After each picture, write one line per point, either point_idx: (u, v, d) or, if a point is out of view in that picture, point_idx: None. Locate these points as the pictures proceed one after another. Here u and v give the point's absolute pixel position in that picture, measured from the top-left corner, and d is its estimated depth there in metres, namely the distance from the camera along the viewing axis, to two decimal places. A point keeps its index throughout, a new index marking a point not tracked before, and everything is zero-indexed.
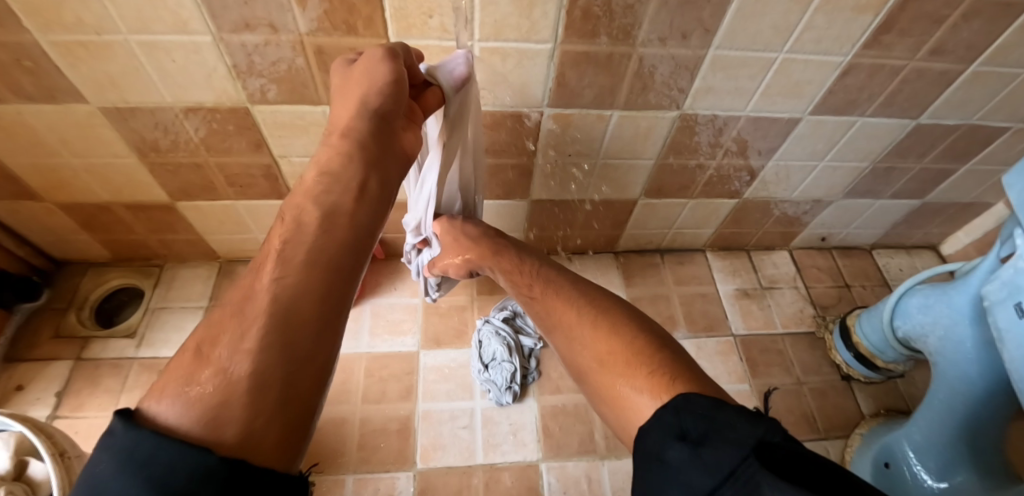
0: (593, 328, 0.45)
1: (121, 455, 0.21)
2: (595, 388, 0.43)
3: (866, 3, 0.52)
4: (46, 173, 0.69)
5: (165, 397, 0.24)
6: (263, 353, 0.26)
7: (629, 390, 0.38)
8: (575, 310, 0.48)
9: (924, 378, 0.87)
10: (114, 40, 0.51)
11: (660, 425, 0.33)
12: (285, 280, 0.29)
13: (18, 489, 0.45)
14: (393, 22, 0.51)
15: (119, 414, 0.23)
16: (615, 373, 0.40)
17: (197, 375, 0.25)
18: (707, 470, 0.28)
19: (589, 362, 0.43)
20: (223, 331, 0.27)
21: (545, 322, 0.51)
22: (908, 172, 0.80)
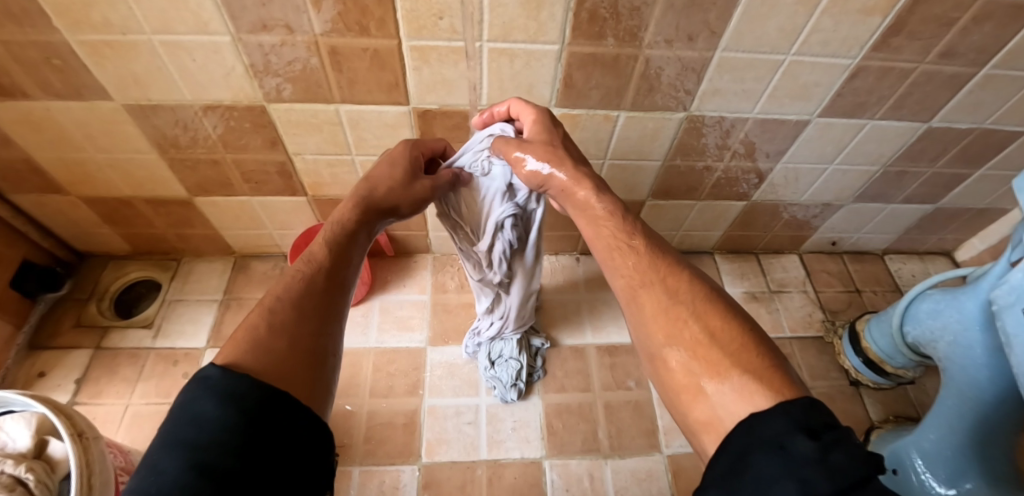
0: (706, 307, 0.35)
1: (216, 388, 0.27)
2: (680, 364, 0.34)
3: (873, 5, 0.52)
4: (72, 167, 0.72)
5: (238, 353, 0.31)
6: (309, 332, 0.35)
7: (735, 377, 0.30)
8: (686, 284, 0.38)
9: (935, 385, 0.86)
10: (137, 40, 0.53)
11: (765, 422, 0.26)
12: (319, 288, 0.39)
13: (38, 467, 0.47)
14: (405, 23, 0.52)
15: (209, 362, 0.29)
16: (721, 354, 0.32)
17: (263, 338, 0.33)
18: (834, 474, 0.21)
19: (695, 336, 0.34)
20: (281, 317, 0.35)
21: (641, 280, 0.39)
22: (919, 176, 0.79)
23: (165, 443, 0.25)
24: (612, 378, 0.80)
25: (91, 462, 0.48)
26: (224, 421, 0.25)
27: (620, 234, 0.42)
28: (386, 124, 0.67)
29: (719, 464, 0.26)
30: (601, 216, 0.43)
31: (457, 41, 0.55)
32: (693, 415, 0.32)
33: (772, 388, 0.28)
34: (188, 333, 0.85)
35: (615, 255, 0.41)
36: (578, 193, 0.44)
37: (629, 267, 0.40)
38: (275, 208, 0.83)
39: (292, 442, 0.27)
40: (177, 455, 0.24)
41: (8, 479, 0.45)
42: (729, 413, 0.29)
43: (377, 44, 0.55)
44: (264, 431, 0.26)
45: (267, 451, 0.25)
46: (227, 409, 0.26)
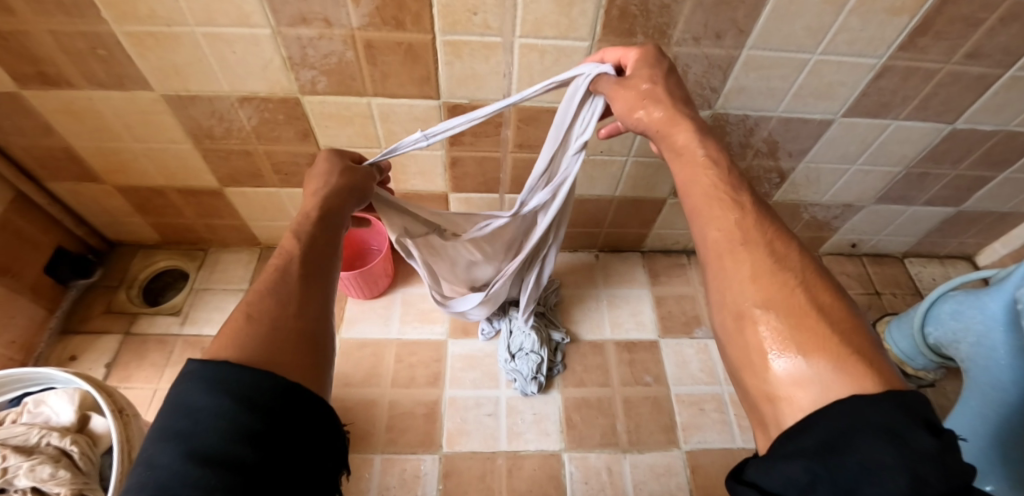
0: (813, 280, 0.34)
1: (199, 379, 0.28)
2: (774, 326, 0.32)
3: (901, 5, 0.53)
4: (109, 157, 0.74)
5: (219, 344, 0.32)
6: (290, 315, 0.35)
7: (844, 355, 0.28)
8: (795, 253, 0.36)
9: (957, 389, 0.84)
10: (181, 32, 0.55)
11: (870, 404, 0.25)
12: (290, 273, 0.39)
13: (82, 440, 0.49)
14: (440, 18, 0.54)
15: (189, 359, 0.30)
16: (831, 330, 0.30)
17: (242, 326, 0.33)
18: (943, 474, 0.23)
19: (802, 304, 0.32)
20: (260, 309, 0.35)
21: (743, 236, 0.37)
22: (942, 178, 0.79)
23: (160, 437, 0.26)
24: (631, 373, 0.80)
25: (132, 438, 0.49)
26: (214, 409, 0.26)
27: (725, 190, 0.40)
28: (416, 118, 0.68)
29: (807, 435, 0.26)
30: (698, 165, 0.42)
31: (490, 36, 0.56)
32: (772, 385, 0.31)
33: (885, 378, 0.27)
34: (214, 320, 0.87)
35: (714, 205, 0.39)
36: (677, 135, 0.43)
37: (731, 220, 0.38)
38: (301, 200, 0.84)
39: (297, 429, 0.28)
40: (171, 448, 0.25)
41: (55, 450, 0.48)
42: (829, 388, 0.28)
43: (412, 38, 0.56)
44: (262, 418, 0.26)
45: (266, 434, 0.26)
46: (215, 398, 0.27)
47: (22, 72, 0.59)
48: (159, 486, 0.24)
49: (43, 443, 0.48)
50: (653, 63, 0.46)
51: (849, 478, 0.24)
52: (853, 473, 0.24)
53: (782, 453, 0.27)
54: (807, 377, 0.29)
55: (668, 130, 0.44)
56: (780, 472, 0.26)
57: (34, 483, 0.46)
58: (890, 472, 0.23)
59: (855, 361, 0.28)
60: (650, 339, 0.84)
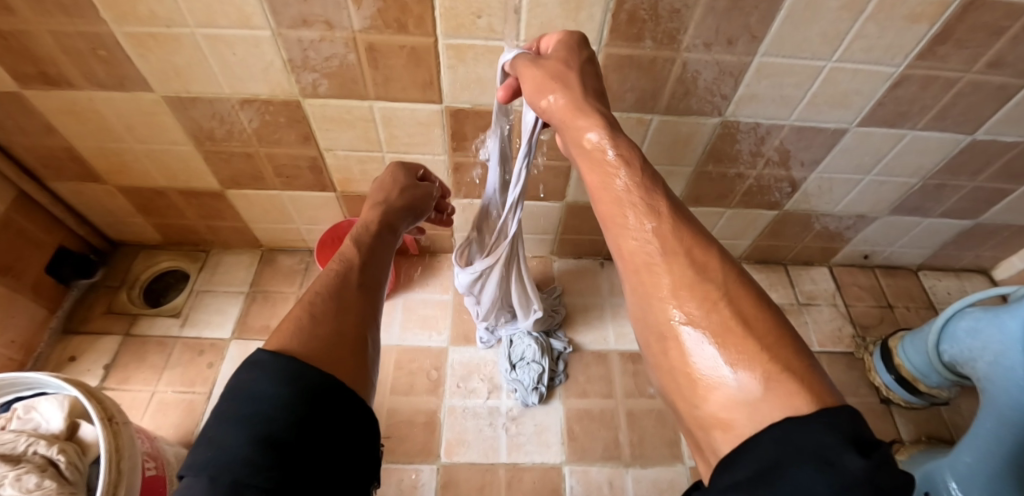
0: (741, 291, 0.28)
1: (269, 368, 0.28)
2: (698, 349, 0.27)
3: (922, 11, 0.50)
4: (110, 157, 0.73)
5: (285, 338, 0.31)
6: (349, 321, 0.34)
7: (768, 375, 0.24)
8: (717, 261, 0.29)
9: (971, 407, 0.82)
10: (181, 33, 0.54)
11: (802, 426, 0.20)
12: (351, 278, 0.39)
13: (69, 448, 0.48)
14: (443, 21, 0.52)
15: (259, 348, 0.29)
16: (760, 349, 0.25)
17: (306, 323, 0.32)
18: None
19: (723, 322, 0.26)
20: (329, 303, 0.35)
21: (660, 246, 0.31)
22: (960, 190, 0.77)
23: (225, 417, 0.26)
24: (635, 384, 0.78)
25: (121, 447, 0.48)
26: (281, 397, 0.26)
27: (638, 194, 0.33)
28: (419, 122, 0.67)
29: (739, 469, 0.21)
30: (607, 164, 0.36)
31: (495, 40, 0.55)
32: (705, 408, 0.26)
33: (814, 394, 0.22)
34: (214, 323, 0.86)
35: (626, 212, 0.33)
36: (584, 133, 0.39)
37: (645, 229, 0.32)
38: (304, 203, 0.83)
39: (343, 428, 0.27)
40: (238, 428, 0.25)
41: (41, 459, 0.47)
42: (758, 411, 0.23)
43: (415, 41, 0.55)
44: (320, 409, 0.26)
45: (324, 426, 0.26)
46: (281, 387, 0.26)
47: (22, 72, 0.59)
48: (224, 465, 0.23)
49: (30, 452, 0.47)
50: (574, 47, 0.44)
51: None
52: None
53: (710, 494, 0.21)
54: (737, 399, 0.24)
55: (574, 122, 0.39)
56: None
57: None
58: None
59: (785, 378, 0.23)
60: None
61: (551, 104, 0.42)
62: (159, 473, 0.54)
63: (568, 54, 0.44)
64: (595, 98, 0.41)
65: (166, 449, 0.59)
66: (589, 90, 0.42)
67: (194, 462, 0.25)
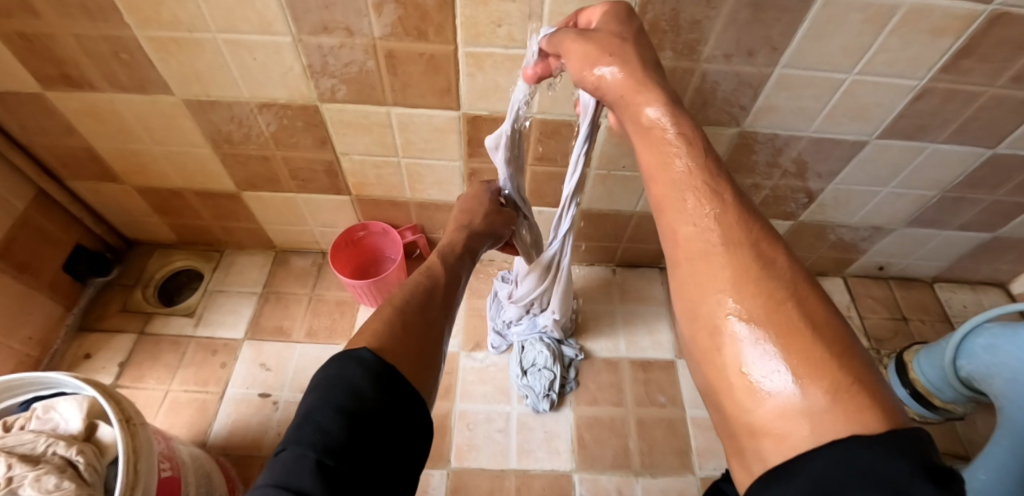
0: (808, 291, 0.25)
1: (371, 368, 0.30)
2: (757, 347, 0.24)
3: (945, 26, 0.50)
4: (128, 157, 0.74)
5: (384, 338, 0.34)
6: (433, 340, 0.38)
7: (844, 390, 0.21)
8: (783, 255, 0.27)
9: (985, 423, 0.81)
10: (202, 38, 0.55)
11: (868, 450, 0.18)
12: (435, 298, 0.43)
13: (88, 450, 0.49)
14: (463, 29, 0.52)
15: (361, 346, 0.31)
16: (828, 354, 0.22)
17: (401, 331, 0.35)
18: None
19: (791, 322, 0.24)
20: (410, 315, 0.38)
21: (722, 235, 0.28)
22: (978, 203, 0.76)
23: (329, 402, 0.28)
24: (645, 393, 0.78)
25: (138, 449, 0.49)
26: (383, 402, 0.28)
27: (701, 176, 0.31)
28: (435, 128, 0.67)
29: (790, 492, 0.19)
30: (668, 142, 0.33)
31: (514, 48, 0.55)
32: (755, 412, 0.23)
33: (889, 413, 0.20)
34: (227, 323, 0.87)
35: (684, 194, 0.31)
36: (641, 106, 0.36)
37: (708, 213, 0.29)
38: (318, 206, 0.84)
39: (414, 448, 0.29)
40: (343, 419, 0.27)
41: (60, 460, 0.47)
42: (822, 424, 0.21)
43: (434, 49, 0.55)
44: (402, 422, 0.29)
45: (402, 442, 0.28)
46: (379, 389, 0.29)
47: (45, 74, 0.60)
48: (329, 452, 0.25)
49: (49, 452, 0.48)
50: (623, 19, 0.41)
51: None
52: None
53: None
54: (796, 410, 0.21)
55: (632, 97, 0.36)
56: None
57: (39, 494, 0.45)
58: None
59: (858, 393, 0.21)
60: (666, 359, 0.82)
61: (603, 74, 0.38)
62: (175, 473, 0.55)
63: (616, 27, 0.40)
64: (655, 71, 0.38)
65: (181, 449, 0.60)
66: (643, 60, 0.38)
67: (298, 439, 0.26)
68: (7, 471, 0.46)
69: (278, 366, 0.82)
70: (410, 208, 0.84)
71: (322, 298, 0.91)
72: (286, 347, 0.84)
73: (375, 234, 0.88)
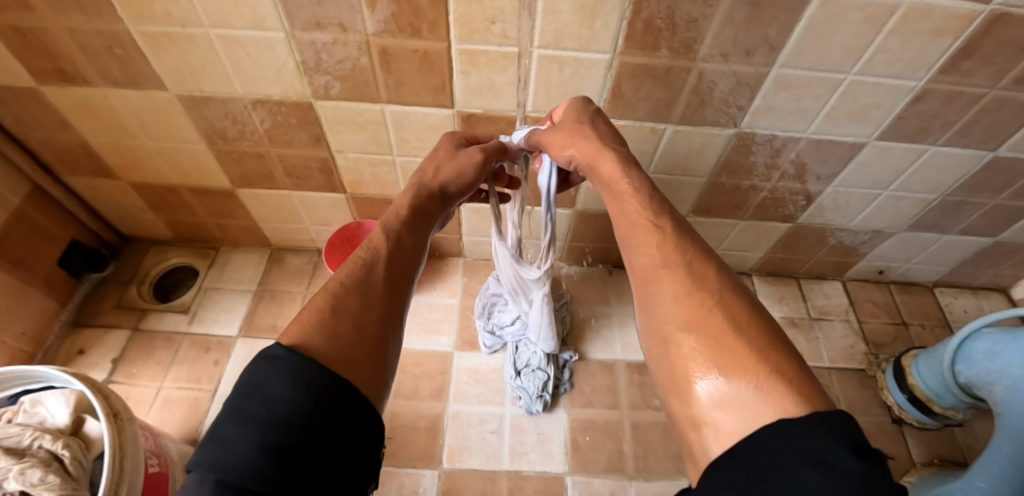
0: (733, 298, 0.33)
1: (285, 367, 0.26)
2: (696, 350, 0.31)
3: (946, 26, 0.49)
4: (124, 153, 0.74)
5: (304, 335, 0.30)
6: (371, 323, 0.34)
7: (760, 378, 0.27)
8: (713, 272, 0.36)
9: (985, 430, 0.80)
10: (195, 33, 0.54)
11: (798, 432, 0.22)
12: (377, 273, 0.38)
13: (75, 444, 0.49)
14: (457, 26, 0.52)
15: (275, 343, 0.28)
16: (750, 349, 0.29)
17: (326, 320, 0.31)
18: None
19: (720, 322, 0.31)
20: (349, 302, 0.34)
21: (664, 261, 0.37)
22: (980, 207, 0.75)
23: (239, 416, 0.24)
24: (640, 396, 0.77)
25: (125, 445, 0.48)
26: (293, 403, 0.24)
27: (647, 219, 0.41)
28: (430, 127, 0.67)
29: (733, 473, 0.22)
30: (626, 192, 0.44)
31: (508, 46, 0.54)
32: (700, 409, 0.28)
33: (804, 396, 0.25)
34: (221, 320, 0.87)
35: (638, 234, 0.40)
36: (607, 169, 0.47)
37: (654, 246, 0.39)
38: (313, 204, 0.84)
39: (349, 455, 0.24)
40: (251, 431, 0.22)
41: (46, 454, 0.47)
42: (753, 414, 0.25)
43: (428, 46, 0.55)
44: (329, 421, 0.24)
45: (330, 447, 0.23)
46: (294, 390, 0.24)
47: (39, 68, 0.59)
48: (230, 468, 0.21)
49: (34, 446, 0.47)
50: (580, 108, 0.53)
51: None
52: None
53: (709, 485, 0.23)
54: (731, 403, 0.27)
55: (600, 163, 0.47)
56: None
57: (22, 488, 0.45)
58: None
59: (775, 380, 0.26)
60: None
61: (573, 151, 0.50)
62: (163, 470, 0.55)
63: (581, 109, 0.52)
64: (613, 141, 0.50)
65: (170, 446, 0.59)
66: (603, 133, 0.50)
67: (199, 462, 0.22)
68: None
69: None
70: None
71: None
72: None
73: (370, 233, 0.88)
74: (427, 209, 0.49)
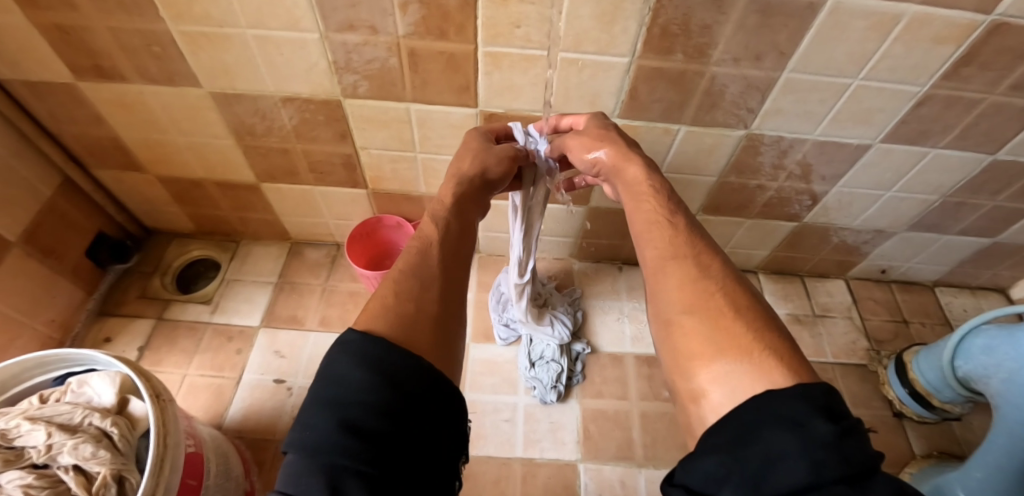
0: (736, 290, 0.38)
1: (354, 352, 0.31)
2: (696, 330, 0.36)
3: (947, 34, 0.52)
4: (153, 148, 0.77)
5: (372, 320, 0.35)
6: (429, 300, 0.39)
7: (750, 358, 0.31)
8: (716, 265, 0.41)
9: (983, 424, 0.82)
10: (232, 33, 0.57)
11: (778, 401, 0.26)
12: (431, 257, 0.44)
13: (121, 421, 0.51)
14: (483, 30, 0.55)
15: (347, 330, 0.33)
16: (745, 331, 0.33)
17: (390, 304, 0.37)
18: (845, 459, 0.22)
19: (719, 305, 0.36)
20: (410, 285, 0.40)
21: (673, 252, 0.42)
22: (979, 208, 0.78)
23: (318, 401, 0.29)
24: (649, 388, 0.80)
25: (167, 423, 0.51)
26: (363, 382, 0.29)
27: (660, 215, 0.46)
28: (451, 125, 0.69)
29: (719, 435, 0.27)
30: (643, 194, 0.48)
31: (531, 49, 0.57)
32: (698, 383, 0.33)
33: (792, 369, 0.29)
34: (242, 311, 0.89)
35: (651, 228, 0.45)
36: (627, 172, 0.51)
37: (666, 239, 0.44)
38: (334, 198, 0.86)
39: (427, 423, 0.29)
40: (330, 412, 0.28)
41: (96, 430, 0.49)
42: (741, 389, 0.30)
43: (454, 48, 0.57)
44: (401, 396, 0.29)
45: (413, 420, 0.28)
46: (364, 372, 0.29)
47: (79, 65, 0.62)
48: (317, 445, 0.26)
49: (86, 423, 0.50)
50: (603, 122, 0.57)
51: (754, 466, 0.23)
52: (760, 460, 0.23)
53: (699, 450, 0.27)
54: (724, 376, 0.31)
55: (621, 168, 0.51)
56: (696, 471, 0.26)
57: (76, 461, 0.48)
58: (791, 457, 0.22)
59: (768, 358, 0.31)
60: None
61: (597, 158, 0.53)
62: (197, 451, 0.57)
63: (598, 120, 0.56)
64: (633, 148, 0.54)
65: (202, 428, 0.62)
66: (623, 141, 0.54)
67: (292, 443, 0.27)
68: (47, 439, 0.48)
69: (292, 353, 0.84)
70: (423, 203, 0.87)
71: (334, 289, 0.93)
72: (300, 336, 0.86)
73: (389, 228, 0.90)
74: (471, 196, 0.54)
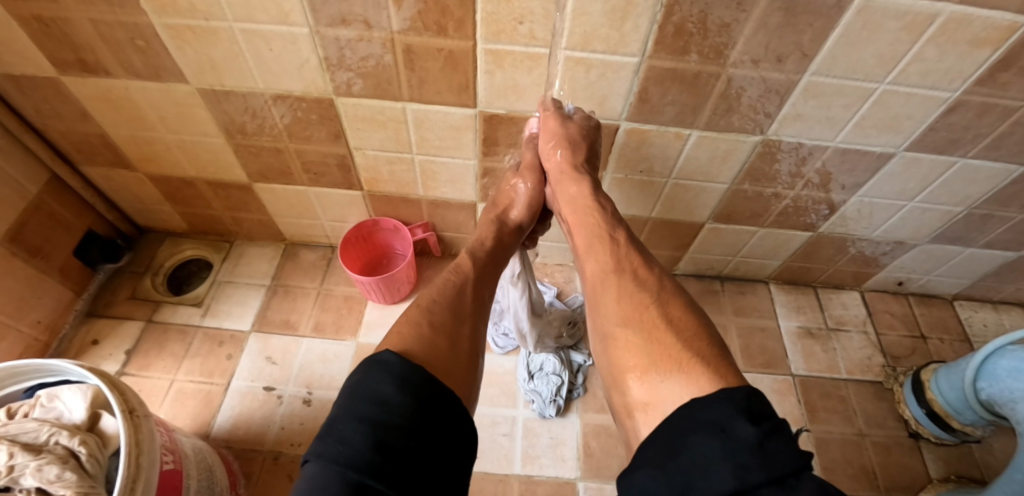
0: (671, 301, 0.41)
1: (396, 375, 0.32)
2: (632, 342, 0.38)
3: (986, 37, 0.47)
4: (142, 145, 0.74)
5: (407, 344, 0.37)
6: (460, 336, 0.41)
7: (687, 364, 0.34)
8: (654, 279, 0.45)
9: (1004, 447, 0.79)
10: (219, 26, 0.53)
11: (705, 406, 0.29)
12: (463, 297, 0.46)
13: (90, 441, 0.48)
14: (483, 26, 0.51)
15: (385, 349, 0.35)
16: (675, 341, 0.36)
17: (427, 332, 0.39)
18: (769, 463, 0.25)
19: (652, 317, 0.39)
20: (447, 319, 0.42)
21: (614, 267, 0.47)
22: (1007, 221, 0.73)
23: (350, 416, 0.29)
24: None
25: (141, 441, 0.48)
26: (403, 405, 0.30)
27: (605, 229, 0.52)
28: (450, 126, 0.66)
29: (654, 446, 0.30)
30: (584, 209, 0.55)
31: (535, 47, 0.53)
32: (632, 395, 0.36)
33: (718, 376, 0.32)
34: (235, 315, 0.87)
35: (599, 243, 0.51)
36: (569, 186, 0.58)
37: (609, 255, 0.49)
38: (330, 199, 0.83)
39: (449, 449, 0.31)
40: (365, 427, 0.28)
41: (63, 450, 0.47)
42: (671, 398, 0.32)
43: (453, 45, 0.54)
44: (435, 421, 0.30)
45: (437, 444, 0.30)
46: (404, 395, 0.31)
47: (61, 59, 0.59)
48: (351, 461, 0.26)
49: (51, 442, 0.47)
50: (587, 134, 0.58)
51: (681, 473, 0.26)
52: (687, 469, 0.26)
53: (637, 462, 0.30)
54: (658, 387, 0.34)
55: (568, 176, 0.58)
56: (634, 484, 0.29)
57: (40, 484, 0.45)
58: (717, 465, 0.25)
59: (693, 365, 0.33)
60: None
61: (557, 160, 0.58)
62: (177, 467, 0.54)
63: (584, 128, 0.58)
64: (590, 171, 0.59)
65: (184, 441, 0.59)
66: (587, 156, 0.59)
67: (321, 451, 0.28)
68: (9, 460, 0.46)
69: (284, 360, 0.82)
70: (422, 205, 0.84)
71: (330, 292, 0.90)
72: (293, 342, 0.84)
73: (386, 231, 0.88)
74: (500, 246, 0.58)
